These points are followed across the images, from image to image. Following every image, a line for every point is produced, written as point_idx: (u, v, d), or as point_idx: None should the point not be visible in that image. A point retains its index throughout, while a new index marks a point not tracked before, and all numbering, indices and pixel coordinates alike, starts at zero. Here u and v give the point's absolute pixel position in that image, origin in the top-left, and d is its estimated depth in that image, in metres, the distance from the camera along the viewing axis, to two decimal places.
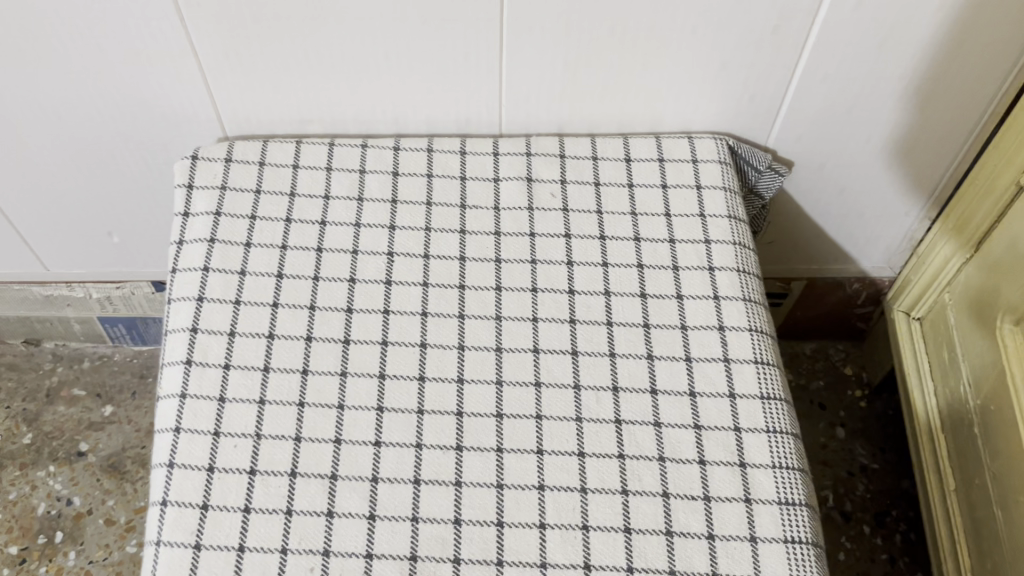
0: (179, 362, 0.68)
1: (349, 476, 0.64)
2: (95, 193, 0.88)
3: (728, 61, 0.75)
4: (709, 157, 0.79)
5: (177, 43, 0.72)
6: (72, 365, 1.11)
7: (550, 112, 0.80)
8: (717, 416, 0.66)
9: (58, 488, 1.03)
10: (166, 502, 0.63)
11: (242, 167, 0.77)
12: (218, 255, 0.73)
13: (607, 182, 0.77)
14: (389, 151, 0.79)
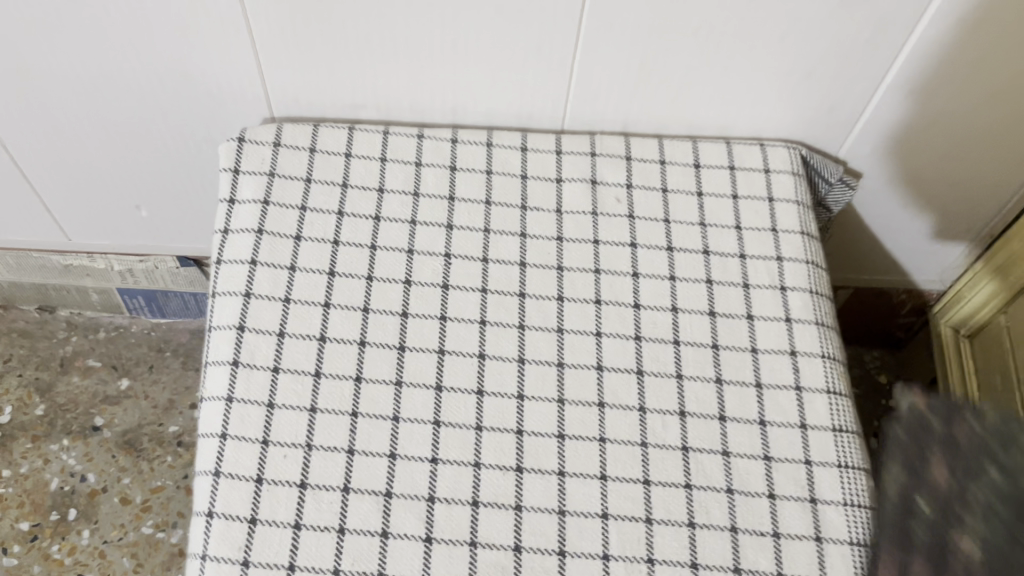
0: (225, 362, 0.64)
1: (405, 494, 0.61)
2: (126, 166, 0.84)
3: (813, 70, 0.71)
4: (782, 168, 0.75)
5: (231, 19, 0.67)
6: (87, 335, 1.07)
7: (616, 110, 0.76)
8: (787, 447, 0.64)
9: (72, 463, 1.00)
10: (212, 514, 0.60)
11: (291, 153, 0.73)
12: (267, 247, 0.69)
13: (675, 189, 0.73)
14: (446, 144, 0.75)
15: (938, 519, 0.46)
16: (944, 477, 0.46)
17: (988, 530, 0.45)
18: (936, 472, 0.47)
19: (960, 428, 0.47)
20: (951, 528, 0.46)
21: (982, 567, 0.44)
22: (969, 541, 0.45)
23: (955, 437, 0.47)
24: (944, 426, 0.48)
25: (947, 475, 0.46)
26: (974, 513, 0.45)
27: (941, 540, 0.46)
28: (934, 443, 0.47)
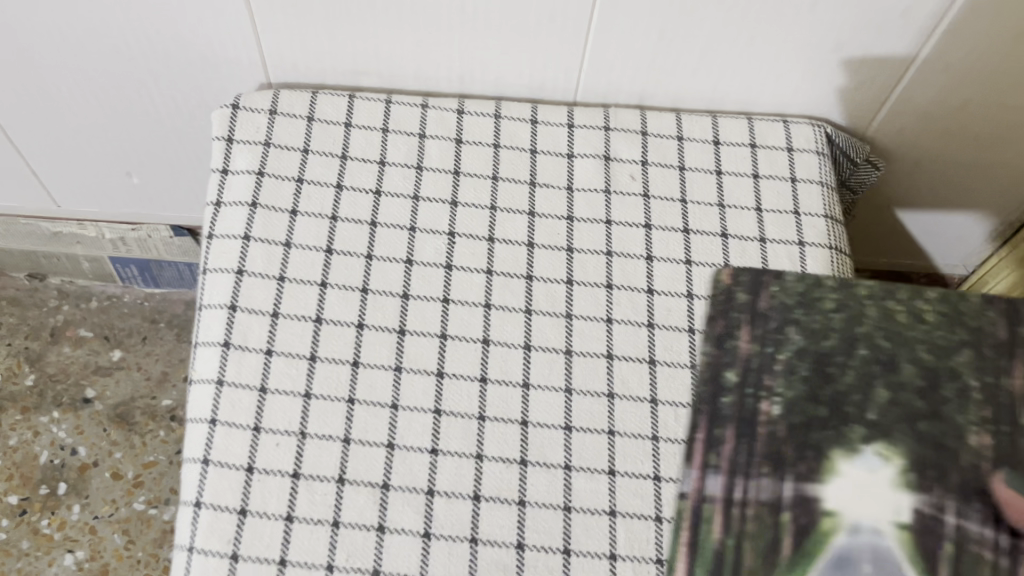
0: (215, 344, 0.61)
1: (403, 486, 0.58)
2: (116, 131, 0.80)
3: (843, 42, 0.66)
4: (806, 146, 0.71)
5: None
6: (79, 304, 1.04)
7: (632, 81, 0.72)
8: None
9: (62, 436, 0.97)
10: (200, 504, 0.57)
11: (288, 121, 0.69)
12: (261, 222, 0.65)
13: (692, 167, 0.70)
14: (452, 115, 0.71)
15: (743, 388, 0.43)
16: (745, 341, 0.45)
17: (792, 392, 0.43)
18: (737, 337, 0.45)
19: (764, 294, 0.46)
20: (755, 396, 0.43)
21: (784, 430, 0.43)
22: (770, 401, 0.43)
23: (761, 308, 0.46)
24: (750, 296, 0.46)
25: (750, 337, 0.45)
26: (779, 382, 0.44)
27: (746, 408, 0.43)
28: (740, 311, 0.45)
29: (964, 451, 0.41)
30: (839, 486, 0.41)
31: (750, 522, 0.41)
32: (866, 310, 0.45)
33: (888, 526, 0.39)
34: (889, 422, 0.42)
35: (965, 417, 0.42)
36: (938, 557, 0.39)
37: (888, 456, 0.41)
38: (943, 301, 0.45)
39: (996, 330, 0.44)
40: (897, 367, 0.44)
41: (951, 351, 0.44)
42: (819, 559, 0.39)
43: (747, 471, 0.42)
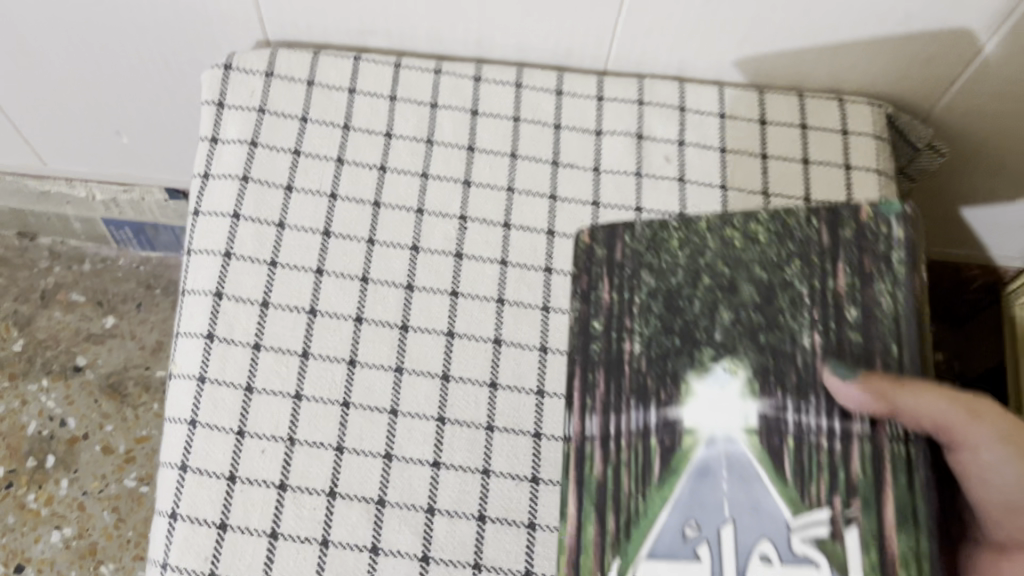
0: (198, 335, 0.55)
1: (400, 503, 0.52)
2: (101, 87, 0.73)
3: (912, 16, 0.59)
4: (863, 130, 0.63)
5: None
6: (71, 266, 0.98)
7: (670, 49, 0.64)
8: None
9: (51, 405, 0.92)
10: (175, 515, 0.51)
11: (286, 86, 0.62)
12: (252, 199, 0.59)
13: (734, 149, 0.62)
14: (468, 82, 0.63)
15: (608, 332, 0.44)
16: (608, 293, 0.44)
17: (649, 329, 0.43)
18: (601, 289, 0.45)
19: (620, 247, 0.45)
20: (617, 335, 0.44)
21: (646, 364, 0.42)
22: (632, 340, 0.43)
23: (615, 258, 0.45)
24: (606, 251, 0.45)
25: (611, 288, 0.44)
26: (639, 319, 0.43)
27: (612, 350, 0.43)
28: (599, 265, 0.45)
29: (797, 353, 0.40)
30: (694, 406, 0.40)
31: (625, 450, 0.42)
32: (707, 241, 0.43)
33: (739, 434, 0.39)
34: (733, 339, 0.41)
35: (799, 322, 0.41)
36: (784, 453, 0.39)
37: (736, 369, 0.40)
38: (773, 219, 0.43)
39: (818, 237, 0.42)
40: (736, 289, 0.42)
41: (780, 265, 0.42)
42: (683, 474, 0.40)
43: (617, 407, 0.42)
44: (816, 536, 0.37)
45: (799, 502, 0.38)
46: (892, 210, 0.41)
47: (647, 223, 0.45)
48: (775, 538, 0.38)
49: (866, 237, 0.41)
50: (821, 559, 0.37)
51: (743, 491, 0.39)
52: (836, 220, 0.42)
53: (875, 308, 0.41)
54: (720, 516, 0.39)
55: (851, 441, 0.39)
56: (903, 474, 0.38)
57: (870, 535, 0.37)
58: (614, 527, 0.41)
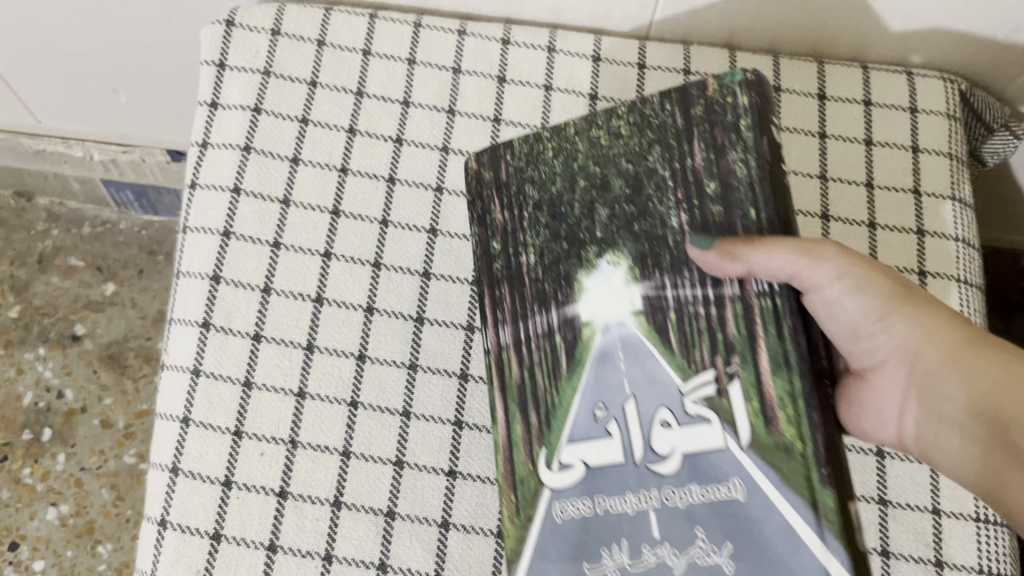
0: (193, 323, 0.50)
1: (411, 515, 0.47)
2: (93, 40, 0.67)
3: None
4: (936, 107, 0.57)
5: None
6: (70, 229, 0.93)
7: (721, 14, 0.57)
8: (911, 489, 0.49)
9: (48, 375, 0.88)
10: (164, 523, 0.47)
11: (294, 46, 0.56)
12: (255, 171, 0.53)
13: (790, 127, 0.56)
14: (496, 45, 0.57)
15: (505, 250, 0.43)
16: (500, 214, 0.44)
17: (541, 239, 0.42)
18: (494, 212, 0.44)
19: (504, 166, 0.44)
20: (513, 251, 0.43)
21: (541, 269, 0.42)
22: (527, 253, 0.43)
23: (501, 178, 0.44)
24: (494, 172, 0.45)
25: (502, 207, 0.44)
26: (530, 232, 0.43)
27: (512, 265, 0.43)
28: (489, 187, 0.45)
29: (671, 237, 0.39)
30: (588, 301, 0.40)
31: (536, 351, 0.42)
32: (578, 145, 0.42)
33: (629, 318, 0.39)
34: (613, 233, 0.40)
35: (666, 206, 0.39)
36: (669, 328, 0.38)
37: (619, 262, 0.40)
38: (632, 111, 0.41)
39: (674, 121, 0.40)
40: (608, 183, 0.41)
41: (644, 153, 0.40)
42: (586, 363, 0.40)
43: (524, 315, 0.42)
44: (706, 399, 0.37)
45: (685, 369, 0.38)
46: (735, 78, 0.38)
47: (525, 137, 0.44)
48: (673, 405, 0.38)
49: (715, 110, 0.39)
50: (712, 418, 0.37)
51: (641, 370, 0.39)
52: (687, 100, 0.39)
53: (731, 177, 0.38)
54: (622, 394, 0.39)
55: (725, 305, 0.38)
56: (771, 323, 0.37)
57: (750, 386, 0.36)
58: (535, 424, 0.41)
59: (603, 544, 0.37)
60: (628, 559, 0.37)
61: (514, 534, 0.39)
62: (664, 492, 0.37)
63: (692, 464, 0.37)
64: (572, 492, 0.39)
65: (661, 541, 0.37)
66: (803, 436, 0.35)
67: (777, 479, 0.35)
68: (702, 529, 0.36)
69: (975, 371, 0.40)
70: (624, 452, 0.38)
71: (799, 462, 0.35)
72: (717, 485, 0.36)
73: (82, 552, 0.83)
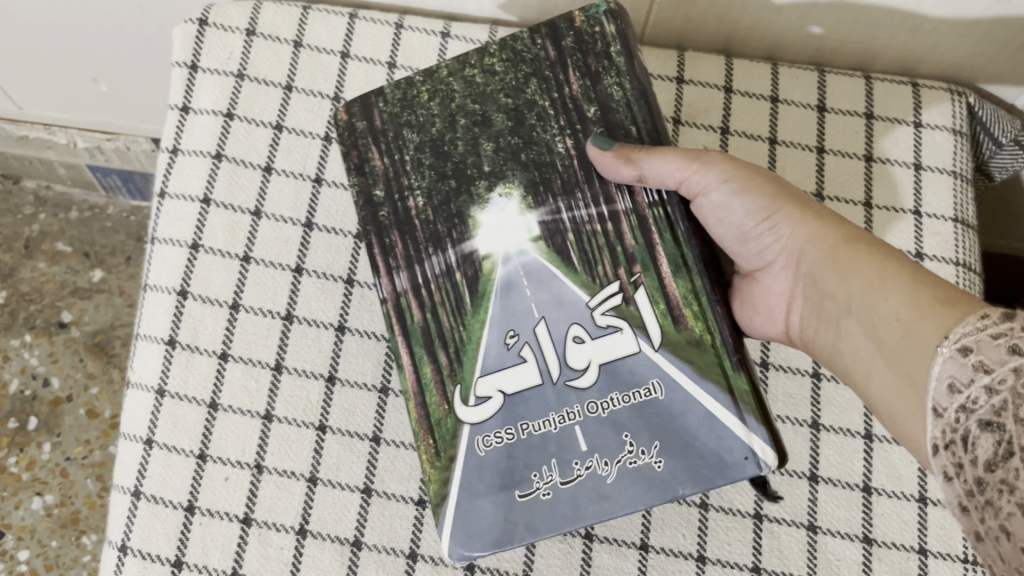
0: (159, 340, 0.49)
1: (379, 545, 0.46)
2: (68, 30, 0.65)
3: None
4: (940, 122, 0.54)
5: None
6: (57, 214, 0.92)
7: (719, 19, 0.55)
8: (899, 528, 0.47)
9: (35, 363, 0.87)
10: (125, 548, 0.46)
11: (269, 47, 0.53)
12: (226, 180, 0.51)
13: (785, 140, 0.53)
14: (480, 49, 0.54)
15: (389, 194, 0.43)
16: (380, 160, 0.44)
17: (426, 180, 0.43)
18: (373, 159, 0.44)
19: (377, 114, 0.45)
20: (396, 193, 0.43)
21: (430, 208, 0.43)
22: (414, 196, 0.43)
23: (376, 126, 0.44)
24: (367, 122, 0.45)
25: (381, 154, 0.44)
26: (411, 173, 0.43)
27: (398, 209, 0.43)
28: (364, 137, 0.44)
29: (559, 161, 0.43)
30: (487, 233, 0.42)
31: (435, 292, 0.43)
32: (453, 86, 0.44)
33: (528, 245, 0.42)
34: (502, 165, 0.43)
35: (550, 133, 0.43)
36: (569, 248, 0.42)
37: (511, 192, 0.42)
38: (504, 49, 0.44)
39: (545, 53, 0.44)
40: (489, 120, 0.43)
41: (521, 87, 0.44)
42: (492, 294, 0.42)
43: (419, 258, 0.43)
44: (615, 309, 0.41)
45: (591, 284, 0.41)
46: (600, 10, 0.44)
47: (396, 84, 0.45)
48: (583, 322, 0.41)
49: (585, 40, 0.44)
50: (623, 325, 0.41)
51: (546, 293, 0.41)
52: (557, 34, 0.44)
53: (610, 100, 0.43)
54: (531, 320, 0.41)
55: (620, 219, 0.42)
56: (667, 231, 0.42)
57: (655, 291, 0.41)
58: (445, 362, 0.42)
59: (532, 467, 0.40)
60: (560, 477, 0.40)
61: (438, 475, 0.41)
62: (586, 405, 0.40)
63: (608, 373, 0.40)
64: (492, 424, 0.41)
65: (588, 453, 0.40)
66: (709, 330, 0.40)
67: (691, 371, 0.40)
68: (628, 434, 0.40)
69: (850, 266, 0.41)
70: (539, 374, 0.41)
71: (711, 352, 0.40)
72: (636, 389, 0.40)
73: (66, 543, 0.82)
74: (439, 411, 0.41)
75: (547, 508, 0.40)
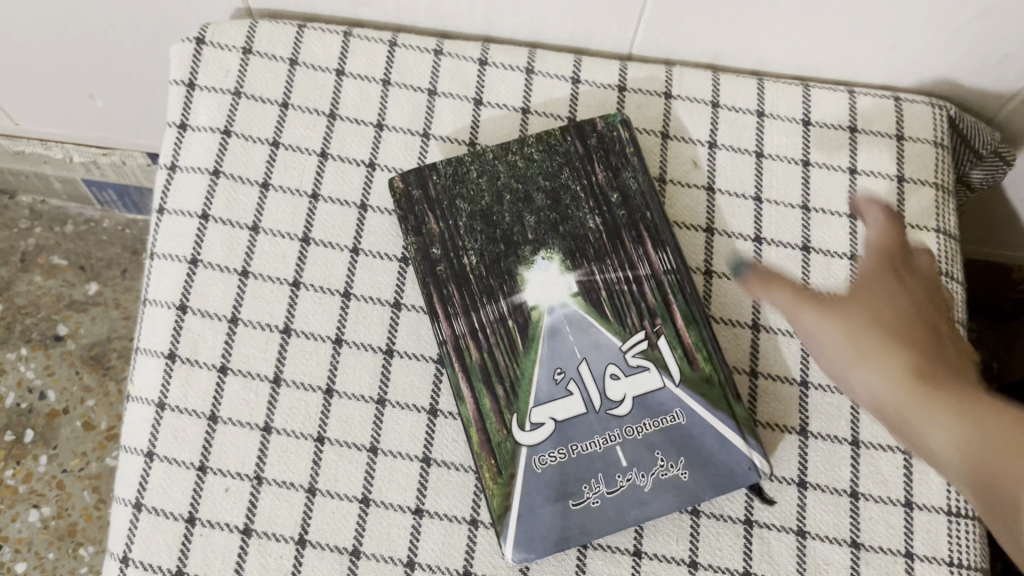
0: (158, 354, 0.49)
1: (377, 554, 0.47)
2: (66, 48, 0.66)
3: (993, 10, 0.51)
4: (923, 135, 0.55)
5: None
6: (53, 228, 0.92)
7: (706, 35, 0.56)
8: (885, 532, 0.48)
9: (31, 376, 0.87)
10: (126, 560, 0.46)
11: (265, 65, 0.55)
12: (224, 196, 0.52)
13: (772, 154, 0.55)
14: (473, 66, 0.55)
15: (446, 253, 0.49)
16: (435, 224, 0.49)
17: (479, 242, 0.49)
18: (429, 223, 0.49)
19: (432, 184, 0.50)
20: (452, 254, 0.49)
21: (484, 265, 0.48)
22: (468, 255, 0.48)
23: (430, 193, 0.50)
24: (421, 190, 0.50)
25: (436, 219, 0.49)
26: (467, 238, 0.49)
27: (454, 266, 0.48)
28: (420, 204, 0.50)
29: (590, 234, 0.49)
30: (535, 290, 0.48)
31: (491, 336, 0.47)
32: (498, 167, 0.50)
33: (569, 300, 0.48)
34: (543, 233, 0.49)
35: (583, 212, 0.50)
36: (603, 304, 0.48)
37: (552, 257, 0.48)
38: (540, 140, 0.51)
39: (572, 146, 0.51)
40: (530, 197, 0.50)
41: (556, 173, 0.50)
42: (541, 338, 0.47)
43: (474, 306, 0.48)
44: (643, 352, 0.47)
45: (623, 332, 0.47)
46: (617, 119, 0.51)
47: (447, 160, 0.50)
48: (618, 361, 0.47)
49: (606, 141, 0.51)
50: (650, 366, 0.47)
51: (586, 338, 0.47)
52: (584, 134, 0.51)
53: (629, 189, 0.50)
54: (574, 359, 0.47)
55: (643, 283, 0.48)
56: (687, 284, 0.48)
57: (674, 339, 0.47)
58: (502, 394, 0.46)
59: (582, 480, 0.45)
60: (606, 488, 0.45)
61: (500, 490, 0.45)
62: (624, 430, 0.46)
63: (641, 404, 0.46)
64: (546, 446, 0.45)
65: (629, 468, 0.45)
66: (717, 368, 0.47)
67: (706, 403, 0.46)
68: (660, 452, 0.45)
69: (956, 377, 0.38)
70: (584, 405, 0.46)
71: (718, 385, 0.46)
72: (664, 416, 0.46)
73: (63, 555, 0.82)
74: (499, 434, 0.46)
75: (597, 514, 0.44)
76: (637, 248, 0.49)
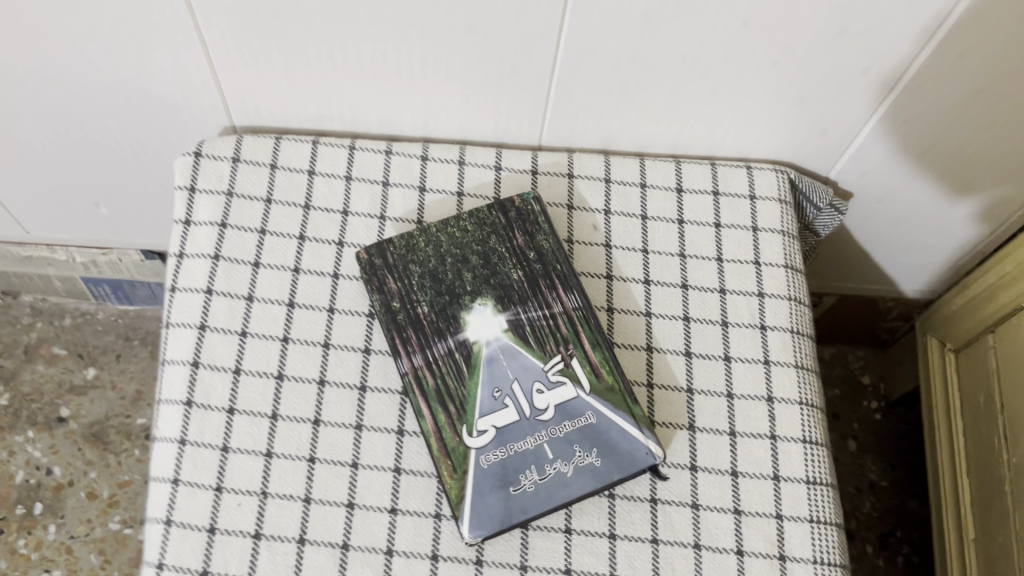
0: (178, 402, 0.62)
1: (362, 546, 0.59)
2: (80, 167, 0.80)
3: (805, 97, 0.68)
4: (769, 194, 0.72)
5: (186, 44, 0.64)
6: (52, 322, 1.04)
7: (597, 129, 0.72)
8: (759, 500, 0.61)
9: (37, 456, 0.98)
10: (161, 564, 0.58)
11: (252, 169, 0.69)
12: (223, 274, 0.65)
13: (655, 216, 0.70)
14: (416, 161, 0.70)
15: (403, 304, 0.63)
16: (394, 283, 0.63)
17: (429, 295, 0.63)
18: (389, 283, 0.63)
19: (390, 254, 0.64)
20: (408, 304, 0.63)
21: (433, 312, 0.62)
22: (421, 305, 0.63)
23: (388, 260, 0.64)
24: (382, 259, 0.64)
25: (395, 280, 0.63)
26: (420, 290, 0.63)
27: (411, 314, 0.62)
28: (381, 269, 0.64)
29: (514, 283, 0.64)
30: (474, 329, 0.62)
31: (442, 366, 0.61)
32: (440, 237, 0.65)
33: (501, 334, 0.62)
34: (478, 285, 0.63)
35: (508, 267, 0.64)
36: (528, 336, 0.62)
37: (486, 302, 0.63)
38: (472, 216, 0.66)
39: (496, 218, 0.66)
40: (466, 258, 0.64)
41: (486, 239, 0.65)
42: (481, 365, 0.61)
43: (428, 344, 0.61)
44: (560, 370, 0.61)
45: (544, 356, 0.61)
46: (529, 197, 0.67)
47: (400, 236, 0.65)
48: (542, 379, 0.60)
49: (523, 213, 0.66)
50: (566, 381, 0.60)
51: (516, 362, 0.61)
52: (506, 209, 0.66)
53: (542, 249, 0.65)
54: (508, 379, 0.60)
55: (557, 318, 0.63)
56: (591, 317, 0.63)
57: (583, 359, 0.61)
58: (454, 410, 0.60)
59: (520, 471, 0.58)
60: (538, 476, 0.58)
61: (456, 483, 0.57)
62: (550, 431, 0.59)
63: (561, 410, 0.60)
64: (489, 447, 0.58)
65: (554, 459, 0.58)
66: (617, 379, 0.61)
67: (610, 406, 0.60)
68: (578, 445, 0.59)
69: None
70: (517, 414, 0.59)
71: (619, 392, 0.60)
72: (579, 418, 0.59)
73: None
74: (452, 441, 0.59)
75: (532, 496, 0.57)
76: (551, 292, 0.63)
